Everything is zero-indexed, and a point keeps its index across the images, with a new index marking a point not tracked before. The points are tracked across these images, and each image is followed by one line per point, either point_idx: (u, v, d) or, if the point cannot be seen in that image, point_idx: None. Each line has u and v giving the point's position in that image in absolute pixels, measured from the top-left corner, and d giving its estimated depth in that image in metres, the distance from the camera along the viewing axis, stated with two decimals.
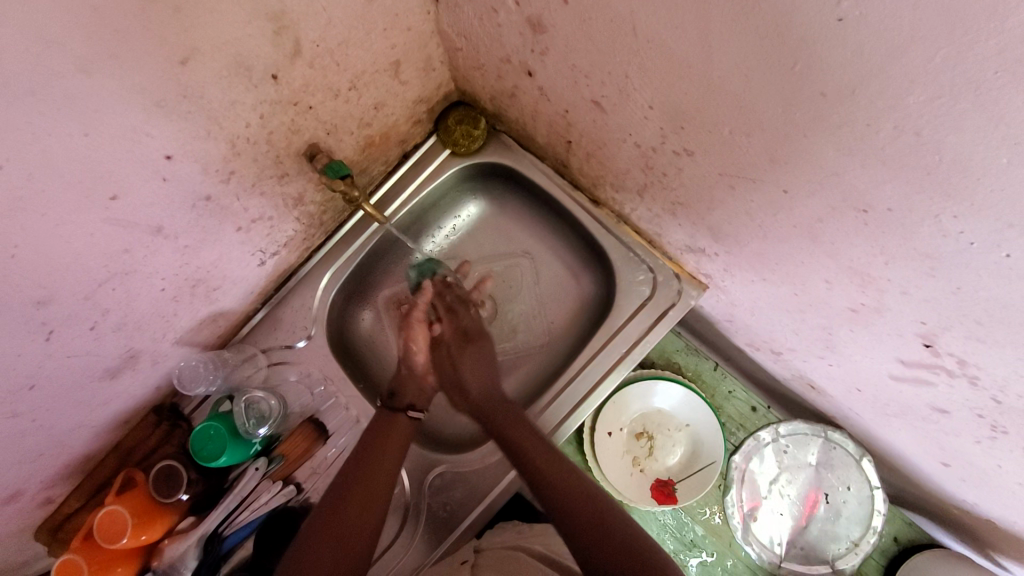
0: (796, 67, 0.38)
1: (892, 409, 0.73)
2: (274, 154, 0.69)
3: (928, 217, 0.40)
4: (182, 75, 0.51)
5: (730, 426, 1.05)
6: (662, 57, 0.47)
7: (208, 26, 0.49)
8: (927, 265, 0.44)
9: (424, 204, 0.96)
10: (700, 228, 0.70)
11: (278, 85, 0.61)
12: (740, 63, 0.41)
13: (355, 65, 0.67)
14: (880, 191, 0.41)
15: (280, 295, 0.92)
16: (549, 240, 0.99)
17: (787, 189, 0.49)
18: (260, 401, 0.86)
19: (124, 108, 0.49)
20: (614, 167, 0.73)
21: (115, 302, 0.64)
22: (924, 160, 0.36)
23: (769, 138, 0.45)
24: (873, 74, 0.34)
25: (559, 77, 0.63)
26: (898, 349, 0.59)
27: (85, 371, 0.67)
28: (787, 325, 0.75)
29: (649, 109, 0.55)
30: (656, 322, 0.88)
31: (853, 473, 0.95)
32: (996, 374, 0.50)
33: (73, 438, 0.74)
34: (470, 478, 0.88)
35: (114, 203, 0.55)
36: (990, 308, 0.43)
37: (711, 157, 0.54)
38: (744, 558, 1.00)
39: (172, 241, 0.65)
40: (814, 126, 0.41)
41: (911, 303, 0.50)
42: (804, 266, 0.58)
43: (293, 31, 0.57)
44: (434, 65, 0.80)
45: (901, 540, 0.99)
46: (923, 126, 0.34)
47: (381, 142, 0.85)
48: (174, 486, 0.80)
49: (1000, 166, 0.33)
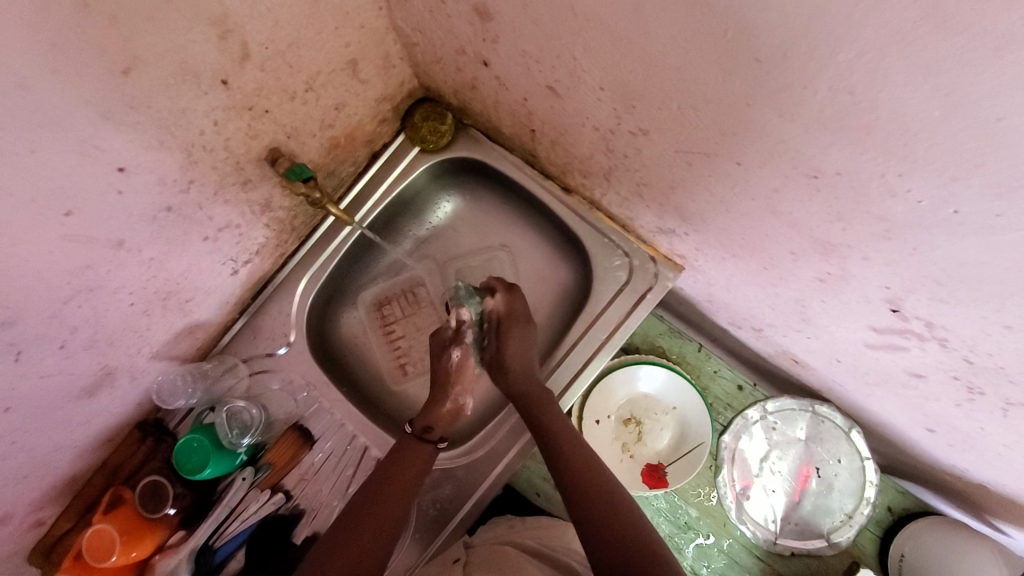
0: (728, 34, 0.37)
1: (873, 377, 0.73)
2: (234, 160, 0.68)
3: (875, 177, 0.39)
4: (126, 85, 0.50)
5: (717, 406, 1.04)
6: (604, 33, 0.46)
7: (149, 34, 0.49)
8: (883, 228, 0.44)
9: (397, 204, 0.96)
10: (667, 209, 0.69)
11: (229, 90, 0.60)
12: (677, 34, 0.40)
13: (309, 66, 0.67)
14: (827, 156, 0.41)
15: (257, 303, 0.92)
16: (524, 231, 0.99)
17: (740, 161, 0.49)
18: (242, 410, 0.86)
19: (70, 122, 0.48)
20: (578, 153, 0.72)
21: (83, 319, 0.63)
22: (863, 119, 0.36)
23: (716, 111, 0.45)
24: (801, 36, 0.33)
25: (512, 65, 0.62)
26: (868, 316, 0.58)
27: (60, 390, 0.67)
28: (761, 300, 0.75)
29: (601, 90, 0.54)
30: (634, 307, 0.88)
31: (842, 446, 0.95)
32: (964, 334, 0.50)
33: (55, 461, 0.74)
34: (459, 474, 0.88)
35: (70, 218, 0.54)
36: (948, 267, 0.43)
37: (666, 135, 0.53)
38: (740, 537, 0.99)
39: (136, 254, 0.64)
40: (754, 94, 0.40)
41: (873, 268, 0.50)
42: (768, 238, 0.58)
43: (240, 34, 0.56)
44: (394, 61, 0.80)
45: (895, 510, 0.99)
46: (856, 85, 0.34)
47: (346, 143, 0.84)
48: (161, 502, 0.81)
49: (935, 118, 0.32)
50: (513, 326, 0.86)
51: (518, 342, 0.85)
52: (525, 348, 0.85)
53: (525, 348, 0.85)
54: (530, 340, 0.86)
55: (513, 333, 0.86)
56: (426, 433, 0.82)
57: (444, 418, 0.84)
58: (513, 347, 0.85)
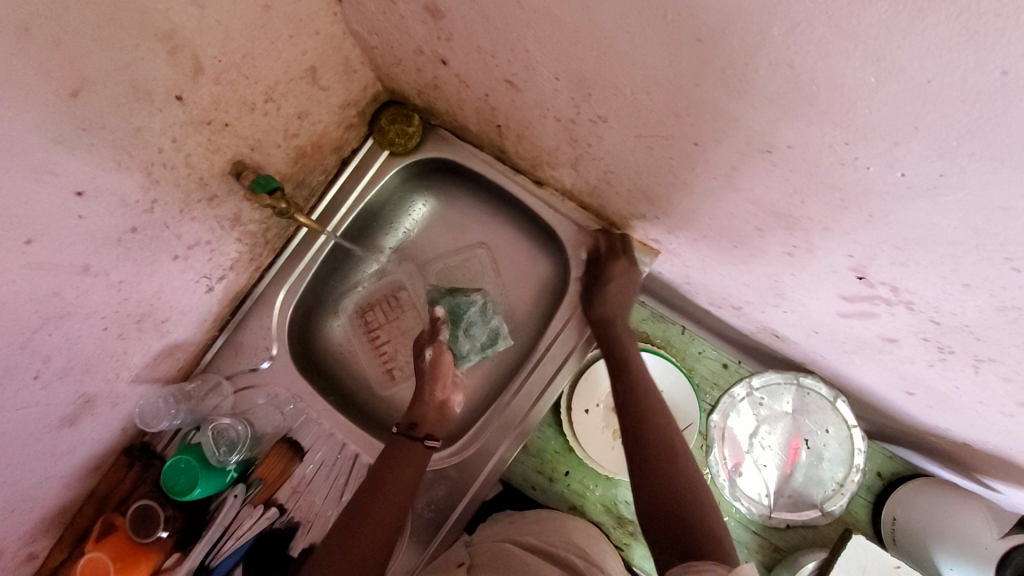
0: (668, 16, 0.37)
1: (850, 345, 0.74)
2: (198, 176, 0.68)
3: (824, 148, 0.40)
4: (76, 107, 0.50)
5: (704, 386, 1.04)
6: (552, 24, 0.46)
7: (95, 54, 0.48)
8: (839, 198, 0.45)
9: (371, 209, 0.96)
10: (636, 195, 0.70)
11: (184, 105, 0.60)
12: (620, 20, 0.40)
13: (267, 76, 0.66)
14: (777, 130, 0.41)
15: (237, 318, 0.91)
16: (500, 227, 0.99)
17: (697, 141, 0.49)
18: (228, 427, 0.85)
19: (21, 149, 0.48)
20: (544, 145, 0.73)
21: (55, 348, 0.63)
22: (805, 92, 0.36)
23: (667, 93, 0.45)
24: (735, 14, 0.34)
25: (470, 62, 0.62)
26: (838, 286, 0.59)
27: (38, 421, 0.66)
28: (736, 278, 0.76)
29: (557, 81, 0.54)
30: (622, 306, 0.86)
31: (829, 416, 0.97)
32: (928, 296, 0.51)
33: (40, 494, 0.73)
34: (452, 474, 0.88)
35: (31, 247, 0.54)
36: (903, 232, 0.44)
37: (624, 121, 0.54)
38: (737, 514, 1.01)
39: (104, 278, 0.64)
40: (700, 74, 0.41)
41: (835, 238, 0.50)
42: (734, 216, 0.58)
43: (190, 49, 0.56)
44: (354, 66, 0.79)
45: (884, 475, 1.01)
46: (793, 58, 0.34)
47: (313, 151, 0.84)
48: (152, 525, 0.80)
49: (871, 85, 0.33)
50: (615, 263, 0.86)
51: (620, 284, 0.85)
52: (626, 287, 0.85)
53: (625, 286, 0.85)
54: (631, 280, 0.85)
55: (612, 272, 0.85)
56: (413, 429, 0.80)
57: (432, 415, 0.83)
58: (613, 286, 0.85)
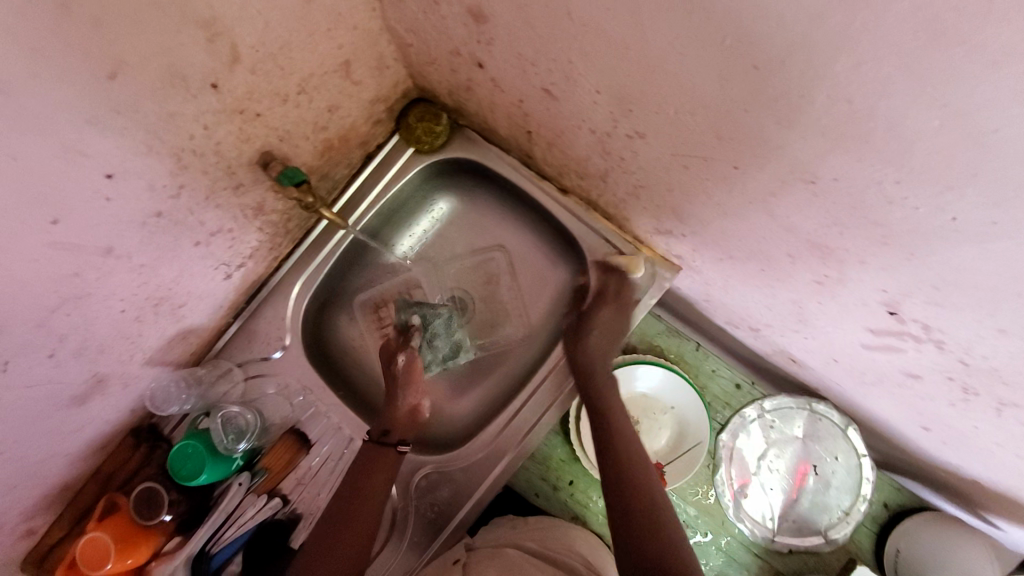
0: (725, 42, 0.36)
1: (870, 377, 0.73)
2: (226, 165, 0.67)
3: (873, 184, 0.39)
4: (112, 90, 0.49)
5: (714, 405, 1.02)
6: (600, 38, 0.45)
7: (135, 38, 0.48)
8: (881, 233, 0.43)
9: (393, 206, 0.95)
10: (665, 211, 0.69)
11: (219, 94, 0.59)
12: (674, 41, 0.40)
13: (301, 68, 0.66)
14: (825, 162, 0.40)
15: (252, 307, 0.91)
16: (520, 231, 0.98)
17: (737, 165, 0.48)
18: (237, 415, 0.85)
19: (53, 129, 0.47)
20: (574, 155, 0.72)
21: (72, 328, 0.62)
22: (862, 128, 0.35)
23: (713, 116, 0.44)
24: (799, 45, 0.33)
25: (508, 67, 0.61)
26: (865, 319, 0.58)
27: (49, 399, 0.66)
28: (759, 301, 0.75)
29: (597, 94, 0.53)
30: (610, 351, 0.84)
31: (840, 443, 0.95)
32: (960, 337, 0.50)
33: (46, 470, 0.73)
34: (457, 477, 0.88)
35: (56, 227, 0.53)
36: (944, 272, 0.43)
37: (662, 139, 0.53)
38: (738, 535, 1.00)
39: (125, 261, 0.63)
40: (751, 101, 0.40)
41: (871, 273, 0.49)
42: (766, 241, 0.57)
43: (229, 37, 0.55)
44: (387, 62, 0.79)
45: (891, 506, 0.99)
46: (854, 93, 0.33)
47: (340, 145, 0.83)
48: (156, 508, 0.80)
49: (933, 127, 0.32)
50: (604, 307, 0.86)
51: (605, 327, 0.85)
52: (613, 328, 0.85)
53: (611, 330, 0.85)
54: (615, 323, 0.85)
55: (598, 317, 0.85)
56: (383, 435, 0.82)
57: (403, 419, 0.85)
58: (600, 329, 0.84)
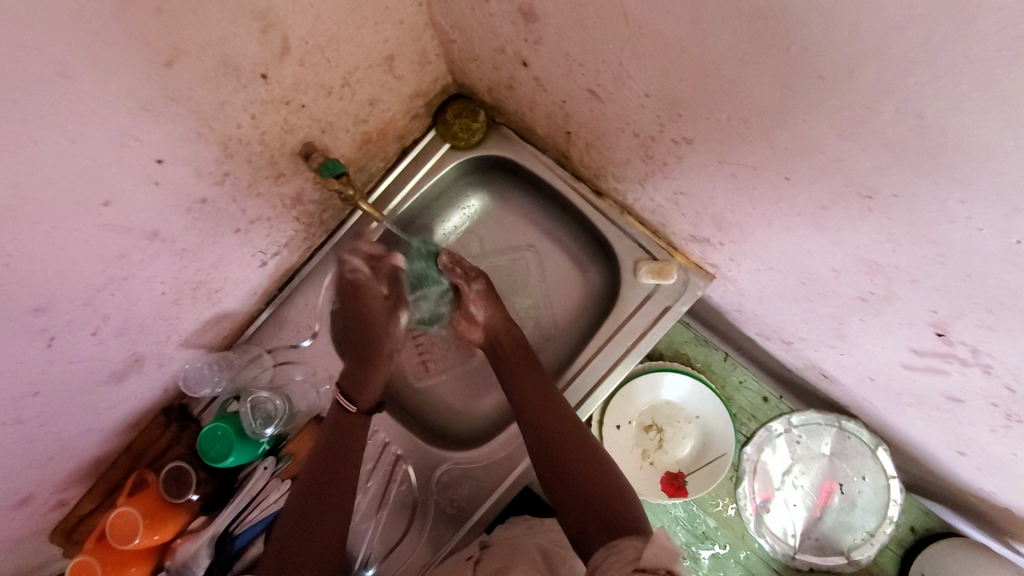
0: (790, 50, 0.36)
1: (907, 398, 0.72)
2: (268, 154, 0.68)
3: (935, 202, 0.38)
4: (167, 78, 0.50)
5: (741, 417, 1.02)
6: (655, 41, 0.45)
7: (193, 27, 0.48)
8: (937, 252, 0.42)
9: (426, 201, 0.95)
10: (704, 218, 0.68)
11: (267, 84, 0.60)
12: (735, 47, 0.39)
13: (347, 61, 0.66)
14: (885, 178, 0.39)
15: (284, 294, 0.92)
16: (551, 232, 0.98)
17: (788, 175, 0.47)
18: (266, 401, 0.86)
19: (110, 114, 0.48)
20: (613, 157, 0.71)
21: (115, 307, 0.64)
22: (930, 144, 0.34)
23: (769, 125, 0.43)
24: (869, 56, 0.32)
25: (554, 67, 0.61)
26: (909, 338, 0.57)
27: (89, 375, 0.68)
28: (795, 314, 0.74)
29: (646, 97, 0.53)
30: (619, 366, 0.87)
31: (868, 463, 0.93)
32: (1011, 363, 0.48)
33: (82, 443, 0.75)
34: (478, 475, 0.88)
35: (107, 209, 0.54)
36: (1002, 296, 0.41)
37: (711, 146, 0.52)
38: (758, 550, 0.98)
39: (169, 245, 0.65)
40: (811, 111, 0.39)
41: (921, 292, 0.48)
42: (811, 254, 0.56)
43: (281, 29, 0.56)
44: (429, 58, 0.79)
45: (918, 530, 0.97)
46: (925, 109, 0.32)
47: (378, 139, 0.84)
48: (184, 487, 0.82)
49: (1006, 148, 0.31)
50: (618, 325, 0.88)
51: (614, 343, 0.88)
52: (621, 348, 0.87)
53: (620, 344, 0.87)
54: (624, 342, 0.87)
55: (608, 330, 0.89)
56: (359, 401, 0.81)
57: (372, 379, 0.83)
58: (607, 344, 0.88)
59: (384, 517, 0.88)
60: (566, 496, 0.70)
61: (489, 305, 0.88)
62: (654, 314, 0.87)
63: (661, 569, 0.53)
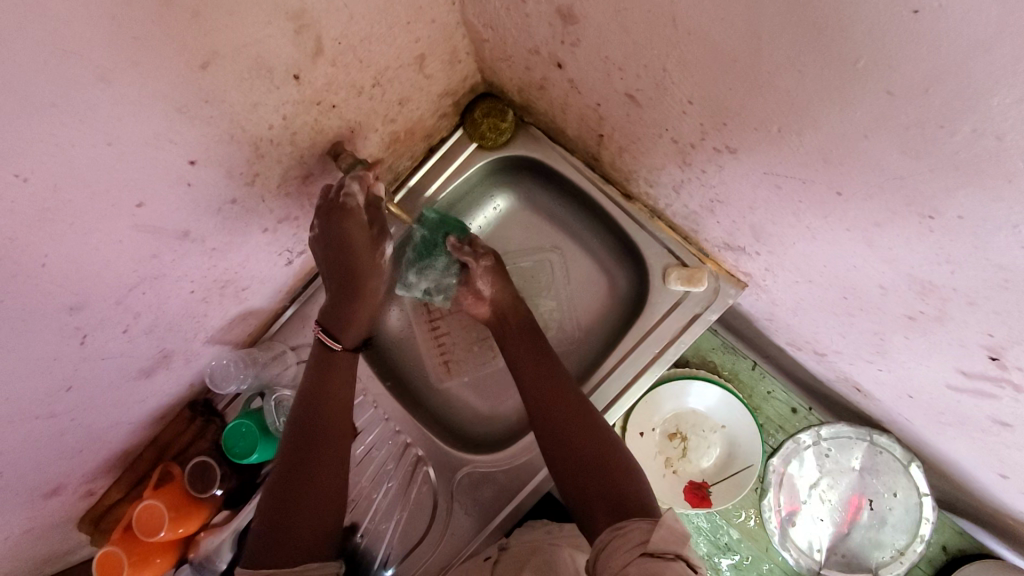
0: (859, 63, 0.34)
1: (948, 418, 0.69)
2: (298, 154, 0.68)
3: (1007, 226, 0.36)
4: (202, 80, 0.50)
5: (768, 428, 0.99)
6: (705, 49, 0.43)
7: (230, 29, 0.48)
8: (1001, 276, 0.40)
9: (450, 201, 0.94)
10: (741, 227, 0.66)
11: (300, 85, 0.59)
12: (795, 58, 0.37)
13: (379, 60, 0.65)
14: (951, 199, 0.37)
15: (307, 294, 0.92)
16: (577, 234, 0.95)
17: (840, 190, 0.45)
18: (289, 399, 0.88)
19: (146, 117, 0.48)
20: (647, 162, 0.69)
21: (146, 306, 0.64)
22: (1007, 167, 0.32)
23: (823, 138, 0.41)
24: (950, 72, 0.30)
25: (590, 70, 0.59)
26: (959, 360, 0.54)
27: (120, 371, 0.68)
28: (832, 327, 0.71)
29: (689, 105, 0.51)
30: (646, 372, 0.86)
31: (900, 480, 0.90)
32: None
33: (111, 436, 0.76)
34: (499, 479, 0.88)
35: (141, 210, 0.54)
36: None
37: (756, 156, 0.50)
38: (781, 563, 0.96)
39: (200, 245, 0.65)
40: (875, 126, 0.37)
41: (978, 315, 0.46)
42: (857, 270, 0.54)
43: (315, 30, 0.55)
44: (460, 56, 0.77)
45: (950, 550, 0.93)
46: (1006, 131, 0.30)
47: (406, 138, 0.83)
48: (209, 482, 0.82)
49: None
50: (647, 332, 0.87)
51: (647, 349, 0.86)
52: (651, 356, 0.86)
53: (651, 351, 0.86)
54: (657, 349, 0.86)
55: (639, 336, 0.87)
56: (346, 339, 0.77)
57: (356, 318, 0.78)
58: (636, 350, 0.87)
59: (405, 517, 0.88)
60: (570, 466, 0.68)
61: (496, 281, 0.87)
62: (684, 324, 0.85)
63: (669, 553, 0.51)
